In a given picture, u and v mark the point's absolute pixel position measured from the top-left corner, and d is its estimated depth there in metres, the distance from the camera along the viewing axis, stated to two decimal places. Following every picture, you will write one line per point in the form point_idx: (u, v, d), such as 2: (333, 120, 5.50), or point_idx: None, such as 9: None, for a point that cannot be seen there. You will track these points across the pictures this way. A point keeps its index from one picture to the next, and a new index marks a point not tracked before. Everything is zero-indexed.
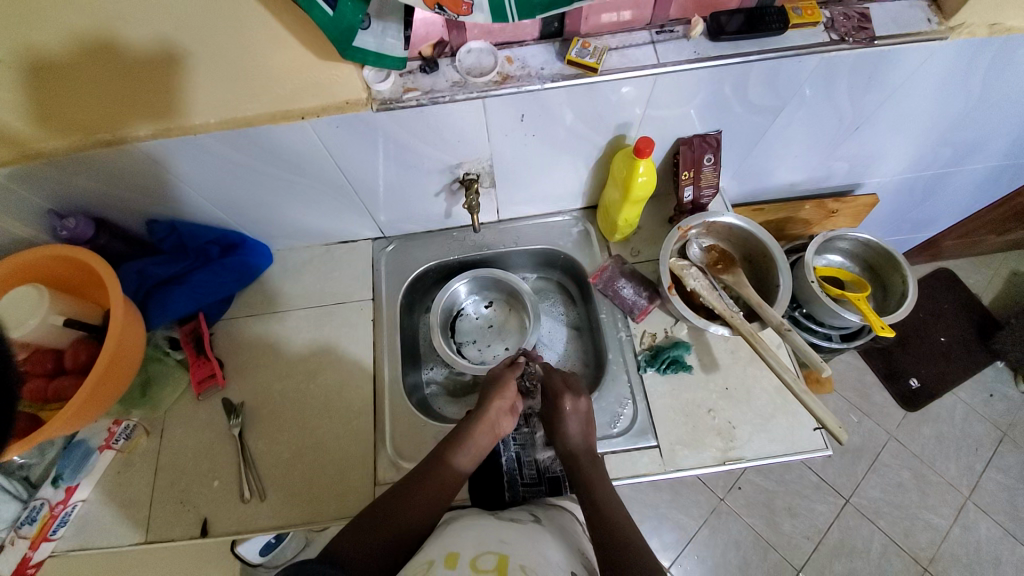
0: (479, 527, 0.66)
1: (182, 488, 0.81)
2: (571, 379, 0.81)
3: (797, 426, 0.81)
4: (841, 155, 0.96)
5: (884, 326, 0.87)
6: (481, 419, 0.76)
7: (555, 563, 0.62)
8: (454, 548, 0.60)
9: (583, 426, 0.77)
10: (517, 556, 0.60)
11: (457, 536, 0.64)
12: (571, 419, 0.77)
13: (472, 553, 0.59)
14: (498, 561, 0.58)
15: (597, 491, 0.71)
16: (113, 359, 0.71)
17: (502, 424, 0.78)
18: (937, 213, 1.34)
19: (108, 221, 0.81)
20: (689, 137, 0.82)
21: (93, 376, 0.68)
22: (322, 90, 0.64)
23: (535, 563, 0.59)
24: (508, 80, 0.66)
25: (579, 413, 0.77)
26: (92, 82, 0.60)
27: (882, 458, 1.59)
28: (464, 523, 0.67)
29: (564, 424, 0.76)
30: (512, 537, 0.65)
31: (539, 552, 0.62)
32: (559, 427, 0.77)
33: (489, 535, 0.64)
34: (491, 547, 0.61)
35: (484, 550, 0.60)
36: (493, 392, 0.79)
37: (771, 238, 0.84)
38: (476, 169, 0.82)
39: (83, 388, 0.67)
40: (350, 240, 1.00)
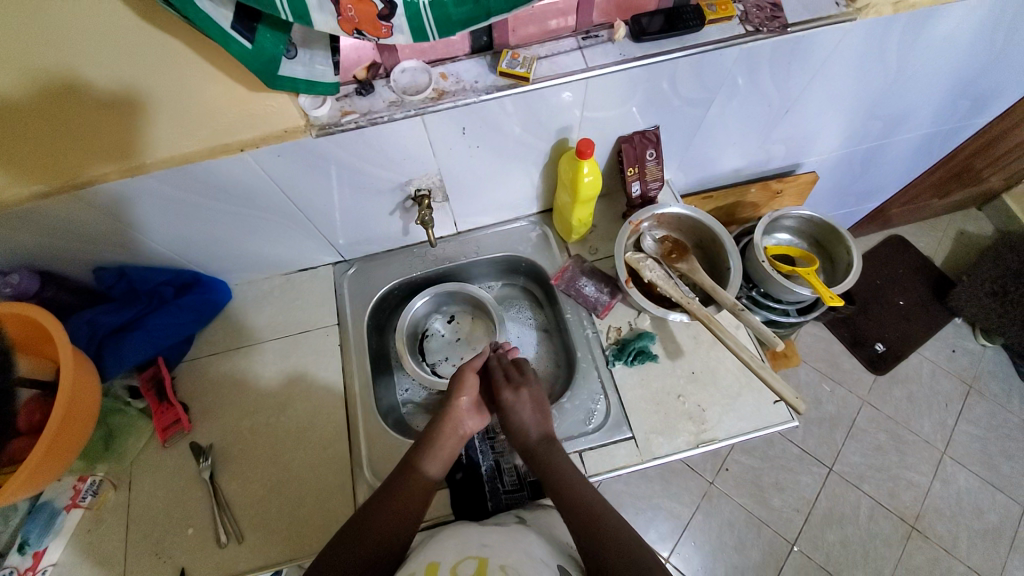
0: (462, 533, 0.67)
1: (156, 540, 0.79)
2: (515, 371, 0.84)
3: (762, 402, 0.84)
4: (777, 137, 1.01)
5: (834, 296, 0.92)
6: (445, 418, 0.78)
7: (537, 557, 0.63)
8: (436, 558, 0.63)
9: (534, 412, 0.78)
10: (496, 557, 0.61)
11: (440, 544, 0.65)
12: (520, 408, 0.78)
13: (453, 560, 0.62)
14: (478, 567, 0.59)
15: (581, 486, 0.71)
16: (64, 423, 0.68)
17: (468, 423, 0.79)
18: (878, 184, 1.42)
19: (53, 274, 0.79)
20: (629, 134, 0.85)
21: (43, 445, 0.65)
22: (259, 121, 0.65)
23: (514, 560, 0.61)
24: (443, 95, 0.67)
25: (527, 400, 0.79)
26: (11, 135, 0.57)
27: (858, 424, 1.65)
28: (448, 530, 0.69)
29: (514, 415, 0.78)
30: (496, 539, 0.66)
31: (519, 547, 0.64)
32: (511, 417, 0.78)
33: (471, 538, 0.66)
34: (472, 552, 0.63)
35: (464, 556, 0.62)
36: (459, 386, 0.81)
37: (719, 223, 0.87)
38: (427, 184, 0.82)
39: (32, 458, 0.64)
40: (311, 267, 0.99)
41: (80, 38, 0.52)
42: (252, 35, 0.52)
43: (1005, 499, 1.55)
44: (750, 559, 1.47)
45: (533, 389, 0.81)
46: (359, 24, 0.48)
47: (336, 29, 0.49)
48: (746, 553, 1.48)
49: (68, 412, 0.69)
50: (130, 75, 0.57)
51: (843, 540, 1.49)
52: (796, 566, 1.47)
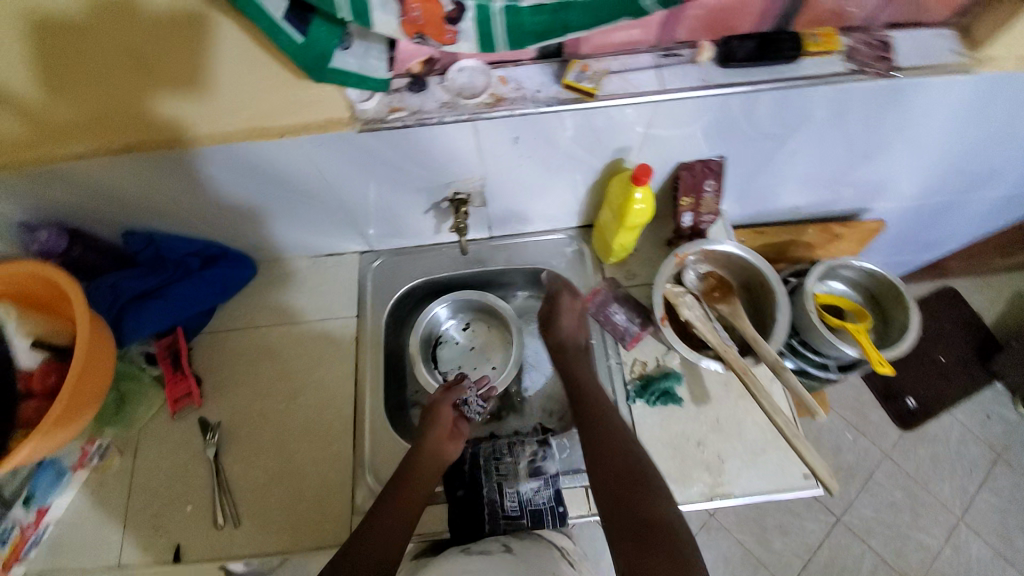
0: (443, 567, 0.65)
1: (155, 512, 0.79)
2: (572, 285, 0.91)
3: (787, 464, 0.79)
4: (848, 180, 0.93)
5: (883, 363, 0.86)
6: (422, 451, 0.77)
7: None
8: None
9: (575, 323, 0.88)
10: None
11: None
12: (564, 313, 0.88)
13: None
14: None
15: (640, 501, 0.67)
16: (76, 389, 0.67)
17: (447, 451, 0.78)
18: (943, 238, 1.31)
19: (81, 232, 0.77)
20: (691, 161, 0.79)
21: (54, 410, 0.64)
22: (302, 109, 0.60)
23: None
24: (500, 102, 0.62)
25: (575, 310, 0.89)
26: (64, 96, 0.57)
27: (874, 478, 1.58)
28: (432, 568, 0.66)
29: (560, 317, 0.88)
30: None
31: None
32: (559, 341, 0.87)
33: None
34: None
35: None
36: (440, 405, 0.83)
37: (770, 268, 0.81)
38: (467, 189, 0.78)
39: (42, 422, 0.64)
40: (338, 253, 0.96)
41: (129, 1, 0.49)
42: (304, 27, 0.50)
43: None
44: None
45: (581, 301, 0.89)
46: (423, 27, 0.47)
47: (397, 30, 0.48)
48: None
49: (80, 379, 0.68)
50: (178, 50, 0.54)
51: None
52: None
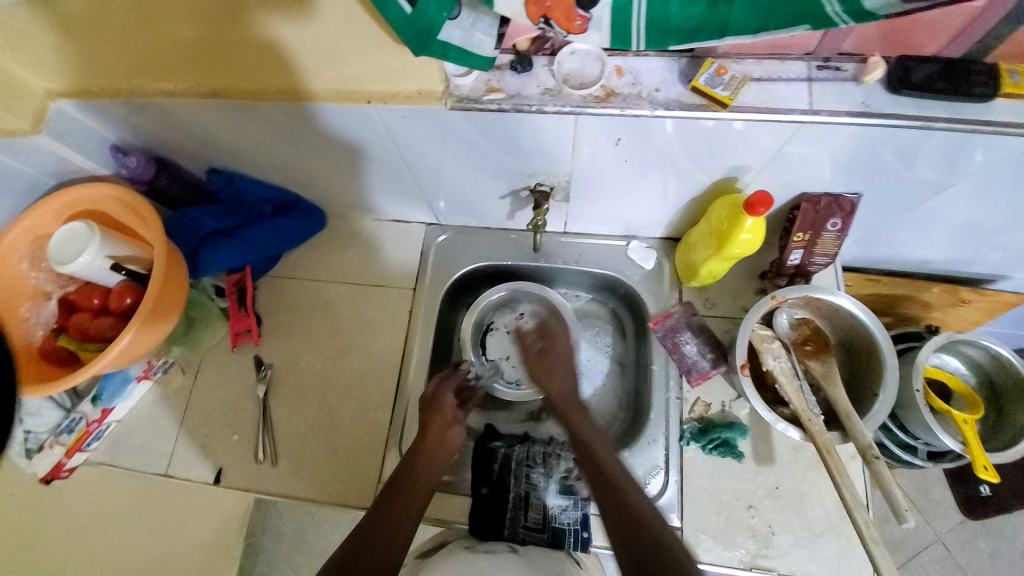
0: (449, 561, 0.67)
1: (206, 433, 0.84)
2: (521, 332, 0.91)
3: (847, 552, 0.70)
4: (1003, 244, 0.77)
5: (987, 468, 0.72)
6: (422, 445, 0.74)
7: None
8: None
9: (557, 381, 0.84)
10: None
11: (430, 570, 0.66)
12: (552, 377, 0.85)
13: None
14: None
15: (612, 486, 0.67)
16: (156, 307, 0.71)
17: (450, 440, 0.76)
18: None
19: (169, 163, 0.79)
20: (816, 194, 0.67)
21: (136, 322, 0.68)
22: (392, 77, 0.55)
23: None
24: (612, 96, 0.54)
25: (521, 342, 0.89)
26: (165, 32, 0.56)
27: (918, 560, 1.43)
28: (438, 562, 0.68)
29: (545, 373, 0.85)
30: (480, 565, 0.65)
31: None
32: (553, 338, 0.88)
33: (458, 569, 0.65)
34: None
35: None
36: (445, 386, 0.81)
37: (885, 333, 0.69)
38: (552, 182, 0.71)
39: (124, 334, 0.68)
40: (405, 220, 0.94)
41: None
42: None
43: None
44: None
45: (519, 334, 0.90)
46: (550, 11, 0.43)
47: (520, 12, 0.43)
48: None
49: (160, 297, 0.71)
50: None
51: None
52: None
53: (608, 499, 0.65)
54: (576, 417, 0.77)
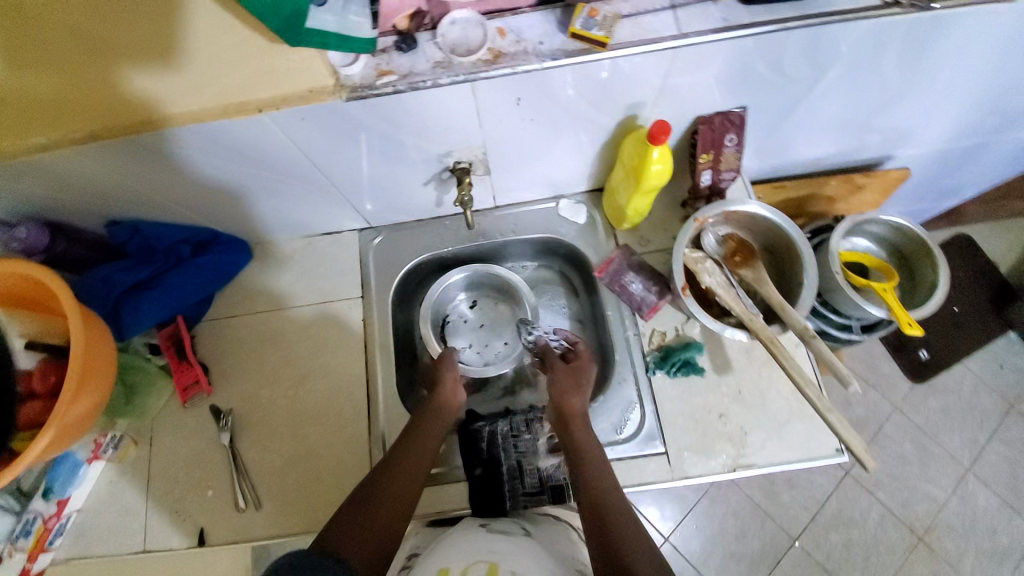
0: (469, 536, 0.67)
1: (177, 497, 0.79)
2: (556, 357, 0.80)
3: (813, 432, 0.77)
4: (877, 126, 0.87)
5: (912, 323, 0.81)
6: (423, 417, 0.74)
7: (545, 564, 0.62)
8: (444, 564, 0.61)
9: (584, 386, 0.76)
10: (506, 563, 0.60)
11: (448, 547, 0.64)
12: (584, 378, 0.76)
13: (462, 565, 0.60)
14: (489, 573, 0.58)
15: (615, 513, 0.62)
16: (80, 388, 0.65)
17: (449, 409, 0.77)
18: (967, 183, 1.24)
19: (63, 226, 0.74)
20: (708, 114, 0.72)
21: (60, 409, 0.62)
22: (276, 79, 0.54)
23: (524, 569, 0.60)
24: (500, 58, 0.55)
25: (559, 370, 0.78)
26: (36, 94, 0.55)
27: (884, 431, 1.59)
28: (454, 536, 0.67)
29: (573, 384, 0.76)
30: (504, 545, 0.65)
31: (529, 561, 0.62)
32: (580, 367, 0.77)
33: (479, 545, 0.64)
34: (481, 555, 0.62)
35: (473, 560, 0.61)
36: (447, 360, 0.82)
37: (796, 227, 0.76)
38: (469, 157, 0.72)
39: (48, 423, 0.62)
40: (335, 231, 0.92)
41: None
42: None
43: None
44: (749, 548, 1.51)
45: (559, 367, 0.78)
46: None
47: None
48: (745, 542, 1.52)
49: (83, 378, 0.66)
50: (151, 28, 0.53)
51: (846, 542, 1.50)
52: (794, 561, 1.49)
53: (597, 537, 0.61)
54: (580, 435, 0.70)
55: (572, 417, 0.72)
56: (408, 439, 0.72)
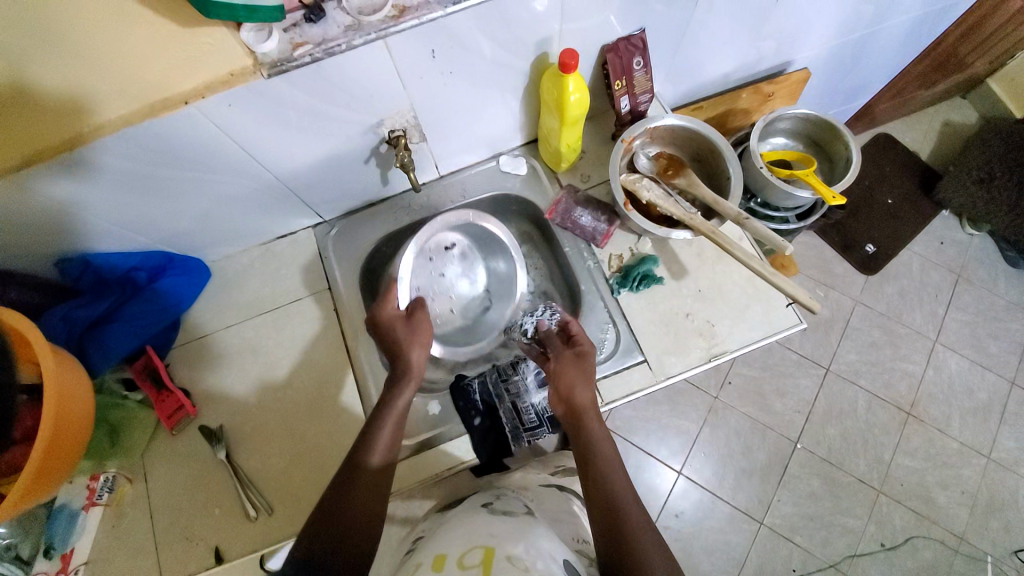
0: (469, 525, 0.63)
1: (186, 524, 0.77)
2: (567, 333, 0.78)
3: (771, 309, 0.84)
4: (769, 33, 0.95)
5: (835, 195, 0.89)
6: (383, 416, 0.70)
7: (547, 543, 0.58)
8: (442, 550, 0.57)
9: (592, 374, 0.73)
10: (504, 547, 0.55)
11: (447, 538, 0.60)
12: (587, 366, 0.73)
13: (459, 551, 0.55)
14: (484, 554, 0.53)
15: (621, 500, 0.60)
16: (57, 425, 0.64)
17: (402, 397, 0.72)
18: (868, 78, 1.36)
19: (13, 273, 0.71)
20: (613, 42, 0.78)
21: (37, 451, 0.61)
22: (193, 64, 0.56)
23: (523, 548, 0.55)
24: (404, 13, 0.59)
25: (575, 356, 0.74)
26: None
27: (852, 323, 1.69)
28: (455, 527, 0.64)
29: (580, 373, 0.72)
30: (503, 529, 0.61)
31: (530, 540, 0.57)
32: (579, 359, 0.74)
33: (479, 532, 0.60)
34: (479, 542, 0.57)
35: (471, 545, 0.56)
36: (406, 342, 0.75)
37: (712, 129, 0.83)
38: (401, 124, 0.75)
39: (29, 466, 0.61)
40: (290, 232, 0.94)
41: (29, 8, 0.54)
42: None
43: (993, 377, 1.63)
44: (757, 460, 1.57)
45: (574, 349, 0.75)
46: None
47: None
48: (752, 456, 1.58)
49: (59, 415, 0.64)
50: (68, 34, 0.55)
51: (842, 433, 1.59)
52: (801, 461, 1.57)
53: (608, 536, 0.58)
54: (593, 426, 0.68)
55: (583, 409, 0.69)
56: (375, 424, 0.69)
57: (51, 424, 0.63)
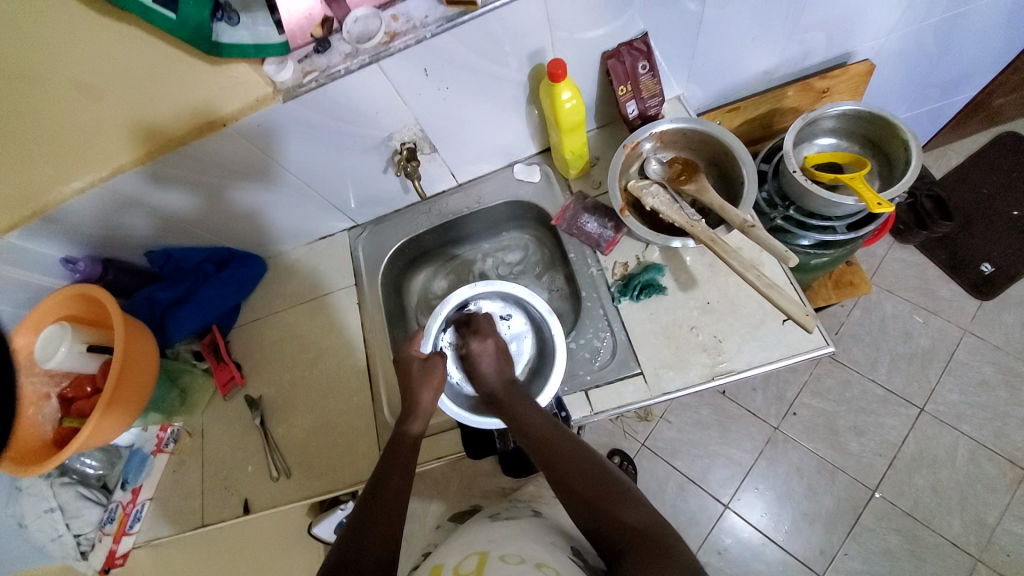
0: (471, 534, 0.65)
1: (225, 477, 0.91)
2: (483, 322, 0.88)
3: (789, 328, 0.77)
4: (811, 25, 0.86)
5: (881, 202, 0.78)
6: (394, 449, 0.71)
7: (537, 542, 0.61)
8: (441, 560, 0.60)
9: (493, 361, 0.83)
10: (498, 549, 0.58)
11: (448, 549, 0.62)
12: (484, 356, 0.84)
13: (455, 560, 0.58)
14: (478, 560, 0.55)
15: (570, 453, 0.67)
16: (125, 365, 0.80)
17: (412, 427, 0.74)
18: (972, 67, 1.15)
19: (113, 260, 0.92)
20: (614, 49, 0.78)
21: (112, 375, 0.78)
22: (226, 94, 0.69)
23: (516, 549, 0.58)
24: (395, 38, 0.67)
25: (488, 351, 0.84)
26: (56, 148, 0.68)
27: (958, 357, 1.40)
28: (463, 535, 0.66)
29: (478, 364, 0.83)
30: (500, 534, 0.63)
31: (526, 543, 0.59)
32: (478, 369, 0.83)
33: (477, 538, 0.63)
34: (473, 549, 0.59)
35: (466, 553, 0.58)
36: (417, 385, 0.77)
37: (727, 133, 0.79)
38: (410, 136, 0.84)
39: (105, 390, 0.78)
40: (329, 234, 1.06)
41: (66, 41, 0.59)
42: (173, 5, 0.58)
43: None
44: (822, 506, 1.34)
45: (487, 342, 0.85)
46: None
47: None
48: (816, 500, 1.35)
49: (126, 356, 0.81)
50: (111, 68, 0.63)
51: (935, 486, 1.32)
52: (878, 513, 1.31)
53: (565, 481, 0.64)
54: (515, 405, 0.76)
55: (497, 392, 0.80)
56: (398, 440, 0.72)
57: (121, 359, 0.79)
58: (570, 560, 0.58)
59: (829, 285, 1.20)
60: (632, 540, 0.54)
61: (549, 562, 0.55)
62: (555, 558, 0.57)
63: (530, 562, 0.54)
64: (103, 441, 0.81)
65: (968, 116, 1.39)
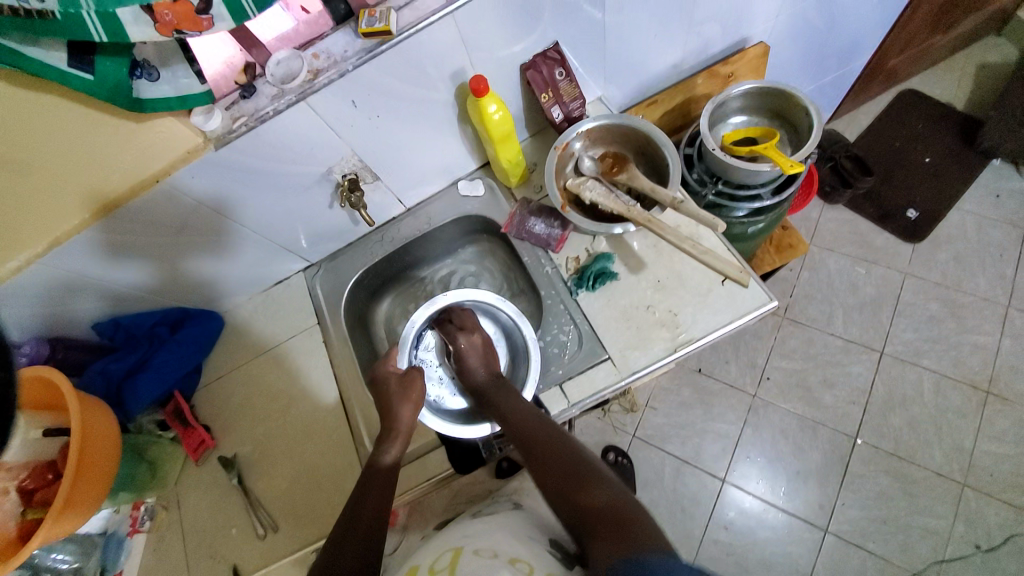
0: (447, 533, 0.66)
1: (209, 545, 0.87)
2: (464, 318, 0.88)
3: (735, 292, 0.82)
4: (706, 17, 0.95)
5: (793, 163, 0.86)
6: (373, 475, 0.69)
7: (513, 533, 0.62)
8: (416, 562, 0.60)
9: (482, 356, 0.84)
10: (473, 544, 0.60)
11: (424, 548, 0.63)
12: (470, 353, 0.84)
13: (431, 560, 0.59)
14: (452, 556, 0.57)
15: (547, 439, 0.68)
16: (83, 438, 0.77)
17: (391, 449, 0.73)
18: (858, 36, 1.28)
19: (60, 338, 0.89)
20: (530, 59, 0.83)
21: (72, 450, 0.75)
22: (159, 148, 0.70)
23: (490, 543, 0.59)
24: (318, 75, 0.70)
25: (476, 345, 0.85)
26: None
27: (905, 298, 1.51)
28: (440, 535, 0.67)
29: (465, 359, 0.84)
30: (477, 529, 0.64)
31: (501, 537, 0.61)
32: (464, 365, 0.84)
33: (453, 535, 0.64)
34: (449, 546, 0.61)
35: (440, 552, 0.60)
36: (397, 400, 0.76)
37: (647, 122, 0.85)
38: (350, 167, 0.86)
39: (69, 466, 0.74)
40: (285, 278, 1.06)
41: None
42: (90, 67, 0.59)
43: None
44: (811, 462, 1.39)
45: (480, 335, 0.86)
46: (178, 24, 0.56)
47: (154, 35, 0.56)
48: (805, 457, 1.39)
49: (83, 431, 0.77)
50: (33, 142, 0.63)
51: (910, 423, 1.39)
52: (864, 459, 1.37)
53: (546, 465, 0.65)
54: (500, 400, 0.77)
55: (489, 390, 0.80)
56: (373, 464, 0.71)
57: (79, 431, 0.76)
58: (546, 552, 0.60)
59: (771, 250, 1.28)
60: (599, 517, 0.57)
61: (521, 558, 0.56)
62: (529, 550, 0.59)
63: (502, 558, 0.56)
64: (75, 524, 0.76)
65: (866, 81, 1.54)
